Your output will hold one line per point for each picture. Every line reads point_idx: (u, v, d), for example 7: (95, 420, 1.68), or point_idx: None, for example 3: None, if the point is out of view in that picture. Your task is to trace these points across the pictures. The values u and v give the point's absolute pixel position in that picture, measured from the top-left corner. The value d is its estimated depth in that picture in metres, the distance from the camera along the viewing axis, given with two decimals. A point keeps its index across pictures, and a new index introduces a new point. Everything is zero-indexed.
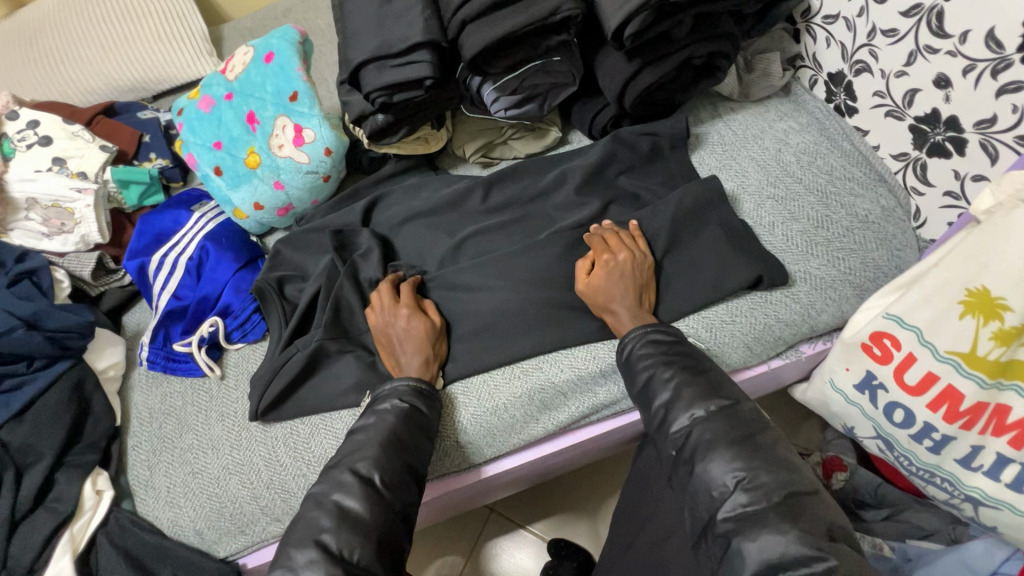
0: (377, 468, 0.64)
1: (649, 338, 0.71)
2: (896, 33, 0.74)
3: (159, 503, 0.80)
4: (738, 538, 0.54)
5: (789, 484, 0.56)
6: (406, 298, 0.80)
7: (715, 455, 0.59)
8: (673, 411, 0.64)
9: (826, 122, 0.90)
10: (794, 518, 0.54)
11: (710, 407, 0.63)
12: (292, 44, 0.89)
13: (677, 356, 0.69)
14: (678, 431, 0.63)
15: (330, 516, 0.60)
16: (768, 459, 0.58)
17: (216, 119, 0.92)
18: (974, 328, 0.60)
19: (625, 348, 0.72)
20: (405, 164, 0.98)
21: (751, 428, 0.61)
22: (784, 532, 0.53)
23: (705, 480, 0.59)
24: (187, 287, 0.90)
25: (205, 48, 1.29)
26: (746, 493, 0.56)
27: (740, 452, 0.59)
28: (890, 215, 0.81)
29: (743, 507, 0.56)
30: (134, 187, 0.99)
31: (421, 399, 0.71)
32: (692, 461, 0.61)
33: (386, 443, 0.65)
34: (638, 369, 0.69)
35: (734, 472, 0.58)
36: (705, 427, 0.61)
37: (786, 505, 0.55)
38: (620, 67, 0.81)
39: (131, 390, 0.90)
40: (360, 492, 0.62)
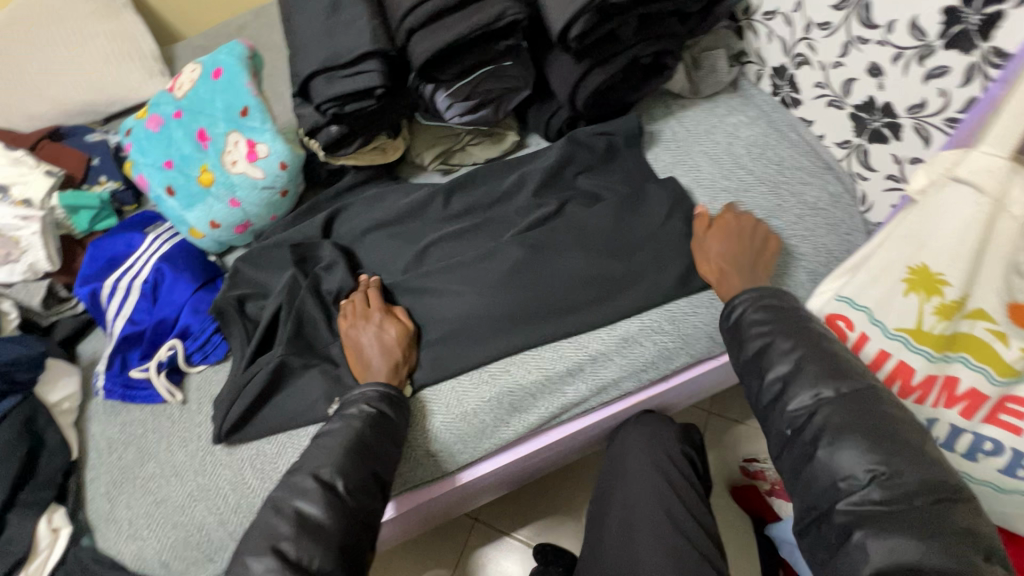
0: (340, 474, 0.63)
1: (762, 303, 0.69)
2: (830, 26, 0.77)
3: (121, 537, 0.77)
4: (860, 533, 0.53)
5: (934, 487, 0.52)
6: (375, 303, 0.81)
7: (846, 444, 0.56)
8: (792, 386, 0.61)
9: (774, 114, 0.93)
10: (934, 528, 0.51)
11: (839, 388, 0.59)
12: (240, 59, 0.88)
13: (796, 326, 0.66)
14: (797, 409, 0.60)
15: (290, 524, 0.60)
16: (910, 456, 0.54)
17: (166, 138, 0.90)
18: (918, 304, 0.62)
19: (734, 310, 0.70)
20: (364, 175, 0.98)
21: (889, 419, 0.56)
22: (920, 538, 0.50)
23: (829, 469, 0.56)
24: (144, 311, 0.88)
25: (156, 68, 1.26)
26: (882, 491, 0.53)
27: (874, 445, 0.55)
28: (838, 201, 0.84)
29: (874, 504, 0.53)
30: (85, 212, 0.96)
31: (390, 404, 0.70)
32: (814, 447, 0.58)
33: (351, 448, 0.65)
34: (751, 336, 0.67)
35: (868, 466, 0.54)
36: (832, 411, 0.58)
37: (933, 509, 0.51)
38: (569, 69, 0.82)
39: (88, 421, 0.86)
40: (322, 498, 0.62)
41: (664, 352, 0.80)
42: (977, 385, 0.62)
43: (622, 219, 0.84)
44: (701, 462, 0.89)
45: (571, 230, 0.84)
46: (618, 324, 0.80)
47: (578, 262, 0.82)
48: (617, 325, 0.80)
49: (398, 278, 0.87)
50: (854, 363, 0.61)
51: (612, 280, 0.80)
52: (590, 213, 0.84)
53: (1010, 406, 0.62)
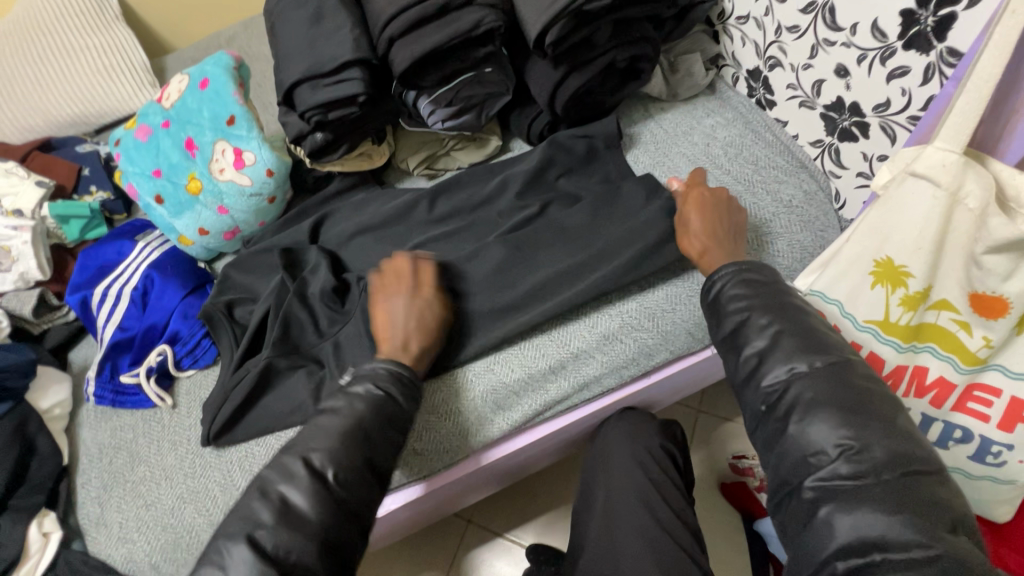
0: (331, 463, 0.62)
1: (744, 277, 0.66)
2: (798, 29, 0.80)
3: (112, 540, 0.78)
4: (828, 508, 0.51)
5: (906, 461, 0.51)
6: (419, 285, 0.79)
7: (817, 419, 0.54)
8: (768, 362, 0.59)
9: (750, 116, 0.95)
10: (904, 503, 0.49)
11: (814, 362, 0.57)
12: (226, 69, 0.90)
13: (776, 299, 0.63)
14: (771, 384, 0.58)
15: (271, 511, 0.60)
16: (881, 430, 0.52)
17: (154, 147, 0.92)
18: (885, 296, 0.64)
19: (714, 285, 0.67)
20: (351, 181, 0.99)
21: (862, 392, 0.55)
22: (888, 512, 0.49)
23: (801, 444, 0.54)
24: (134, 317, 0.89)
25: (146, 79, 1.28)
26: (851, 465, 0.51)
27: (848, 419, 0.53)
28: (812, 198, 0.86)
29: (843, 479, 0.51)
30: (75, 221, 0.98)
31: (398, 385, 0.69)
32: (787, 422, 0.56)
33: (349, 436, 0.64)
34: (728, 312, 0.64)
35: (838, 440, 0.52)
36: (806, 385, 0.56)
37: (903, 482, 0.50)
38: (547, 74, 0.85)
39: (79, 427, 0.87)
40: (307, 487, 0.61)
41: (644, 349, 0.81)
42: (943, 373, 0.65)
43: (602, 218, 0.86)
44: (683, 458, 0.90)
45: (551, 230, 0.86)
46: (598, 321, 0.82)
47: (559, 261, 0.83)
48: (596, 323, 0.82)
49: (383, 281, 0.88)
50: (833, 338, 0.59)
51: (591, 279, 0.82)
52: (571, 213, 0.86)
53: (977, 394, 0.65)
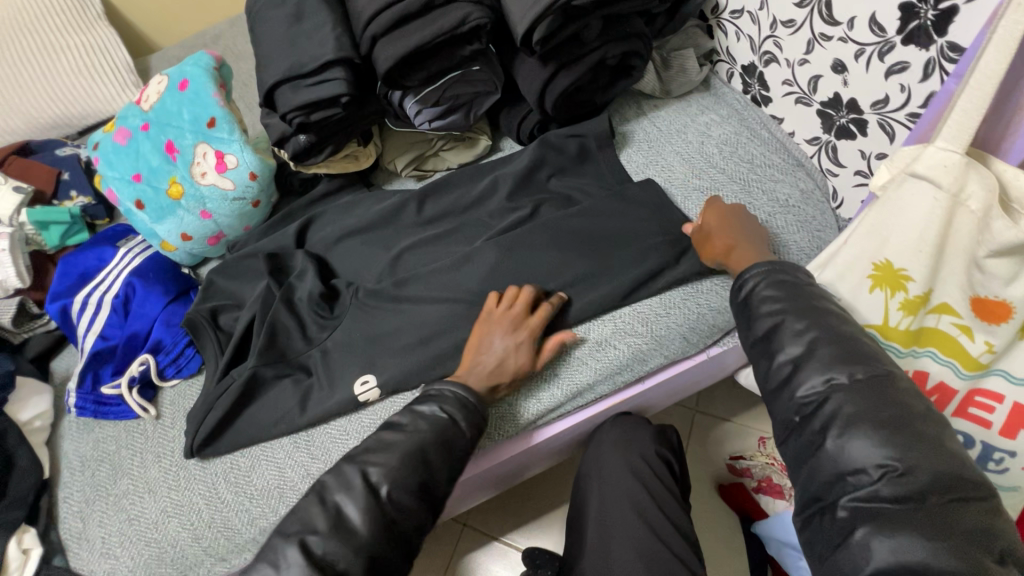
0: (388, 479, 0.62)
1: (776, 279, 0.64)
2: (794, 23, 0.77)
3: (94, 556, 0.76)
4: (866, 532, 0.50)
5: (951, 487, 0.49)
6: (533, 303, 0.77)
7: (857, 437, 0.52)
8: (803, 369, 0.57)
9: (745, 113, 0.93)
10: (949, 529, 0.48)
11: (854, 373, 0.55)
12: (205, 70, 0.87)
13: (808, 302, 0.61)
14: (807, 394, 0.56)
15: (327, 521, 0.60)
16: (926, 450, 0.50)
17: (133, 151, 0.90)
18: (884, 300, 0.62)
19: (745, 286, 0.65)
20: (338, 183, 0.97)
21: (910, 412, 0.52)
22: (930, 538, 0.48)
23: (837, 462, 0.53)
24: (115, 326, 0.87)
25: (130, 79, 1.25)
26: (893, 487, 0.50)
27: (892, 439, 0.51)
28: (809, 198, 0.84)
29: (882, 501, 0.50)
30: (55, 228, 0.96)
31: (464, 413, 0.68)
32: (823, 437, 0.54)
33: (409, 456, 0.64)
34: (760, 313, 0.62)
35: (881, 461, 0.51)
36: (845, 399, 0.54)
37: (948, 508, 0.49)
38: (536, 72, 0.82)
39: (61, 439, 0.85)
40: (363, 501, 0.61)
41: (639, 354, 0.79)
42: (944, 378, 0.63)
43: (596, 220, 0.83)
44: (679, 464, 0.89)
45: (544, 232, 0.83)
46: (590, 327, 0.80)
47: (551, 264, 0.81)
48: (587, 329, 0.80)
49: (371, 286, 0.86)
50: (872, 347, 0.57)
51: (582, 283, 0.80)
52: (563, 215, 0.84)
53: (978, 399, 0.62)
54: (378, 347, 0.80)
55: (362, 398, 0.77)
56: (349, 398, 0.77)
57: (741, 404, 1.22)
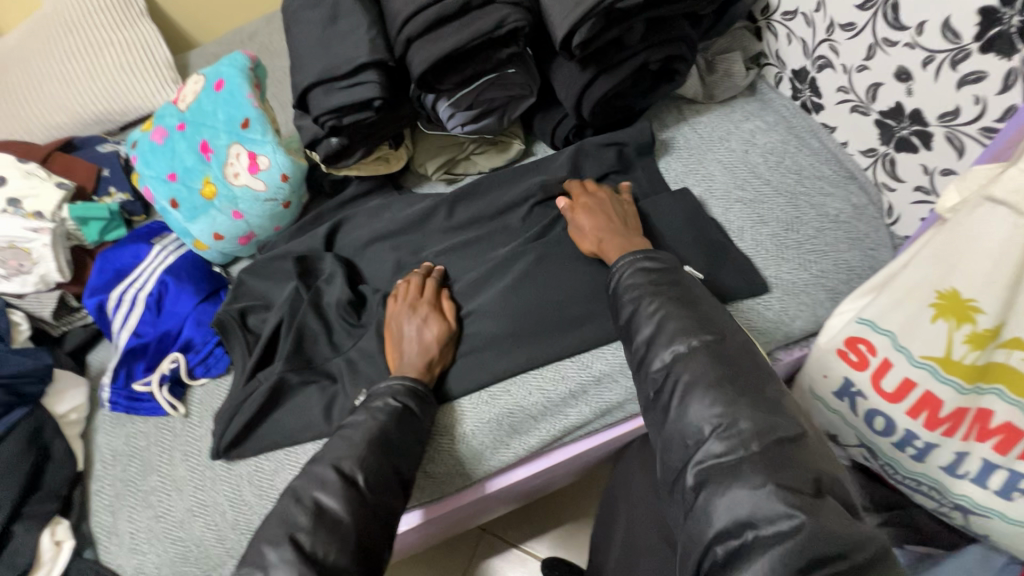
0: (360, 468, 0.62)
1: (638, 266, 0.68)
2: (853, 27, 0.72)
3: (122, 550, 0.77)
4: (707, 494, 0.53)
5: (771, 432, 0.54)
6: (427, 292, 0.80)
7: (695, 398, 0.57)
8: (655, 347, 0.62)
9: (793, 120, 0.88)
10: (771, 469, 0.52)
11: (693, 341, 0.60)
12: (242, 70, 0.87)
13: (664, 282, 0.66)
14: (658, 369, 0.61)
15: (308, 514, 0.59)
16: (749, 403, 0.56)
17: (169, 150, 0.90)
18: (947, 332, 0.58)
19: (614, 277, 0.69)
20: (368, 185, 0.96)
21: (737, 368, 0.59)
22: (755, 487, 0.51)
23: (681, 427, 0.57)
24: (148, 323, 0.88)
25: (169, 75, 1.27)
26: (721, 442, 0.54)
27: (720, 396, 0.57)
28: (862, 213, 0.79)
29: (716, 458, 0.54)
30: (94, 224, 0.97)
31: (415, 399, 0.70)
32: (671, 405, 0.59)
33: (372, 441, 0.64)
34: (624, 300, 0.67)
35: (713, 419, 0.56)
36: (687, 366, 0.59)
37: (769, 452, 0.53)
38: (573, 76, 0.79)
39: (94, 432, 0.87)
40: (342, 492, 0.60)
41: None
42: (1012, 420, 0.57)
43: None
44: None
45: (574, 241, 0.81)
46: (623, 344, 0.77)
47: (584, 276, 0.79)
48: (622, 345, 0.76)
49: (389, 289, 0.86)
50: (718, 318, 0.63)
51: None
52: None
53: None
54: None
55: None
56: None
57: None
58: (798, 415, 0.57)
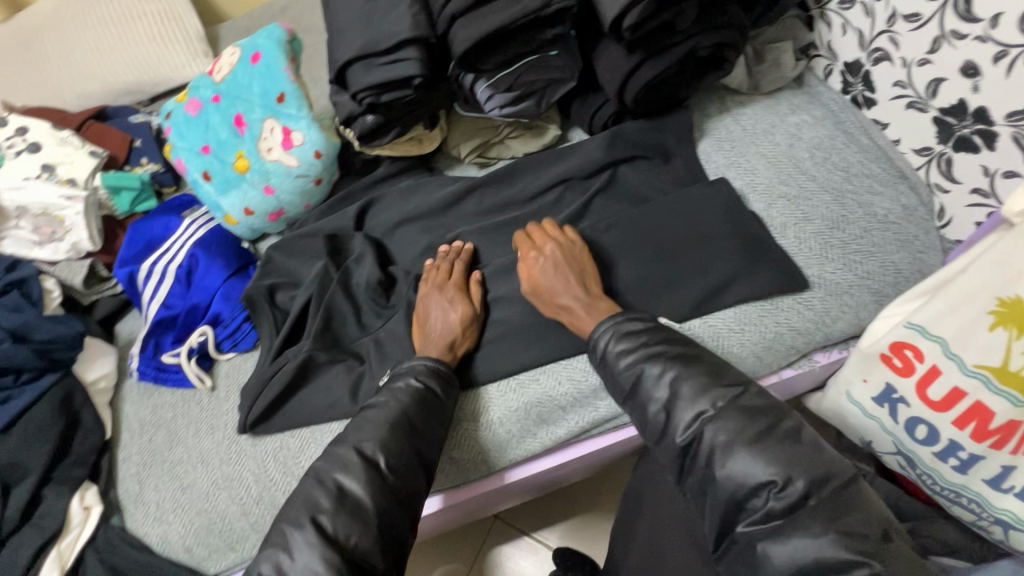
0: (382, 450, 0.62)
1: (624, 330, 0.67)
2: (918, 18, 0.69)
3: (149, 519, 0.78)
4: (766, 543, 0.54)
5: (825, 481, 0.54)
6: (455, 277, 0.79)
7: (738, 459, 0.56)
8: (675, 411, 0.61)
9: (842, 115, 0.85)
10: (833, 518, 0.53)
11: (716, 401, 0.59)
12: (279, 43, 0.85)
13: (658, 345, 0.65)
14: (685, 435, 0.60)
15: (330, 498, 0.59)
16: (792, 452, 0.56)
17: (203, 122, 0.90)
18: (1007, 341, 0.56)
19: (600, 346, 0.68)
20: (400, 166, 0.95)
21: (765, 419, 0.58)
22: (817, 535, 0.52)
23: (728, 487, 0.56)
24: (178, 296, 0.88)
25: (200, 48, 1.26)
26: (779, 500, 0.54)
27: (762, 451, 0.56)
28: (912, 214, 0.76)
29: (777, 514, 0.54)
30: (126, 194, 0.98)
31: (436, 379, 0.68)
32: (710, 470, 0.58)
33: (394, 425, 0.63)
34: (621, 371, 0.65)
35: (764, 478, 0.55)
36: (718, 427, 0.58)
37: (829, 501, 0.54)
38: (619, 61, 0.77)
39: (122, 401, 0.88)
40: (363, 473, 0.60)
41: None
42: None
43: (667, 223, 0.79)
44: None
45: (609, 231, 0.80)
46: None
47: (617, 269, 0.77)
48: None
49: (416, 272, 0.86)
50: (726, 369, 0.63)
51: (650, 289, 0.76)
52: (631, 215, 0.80)
53: None
54: None
55: None
56: None
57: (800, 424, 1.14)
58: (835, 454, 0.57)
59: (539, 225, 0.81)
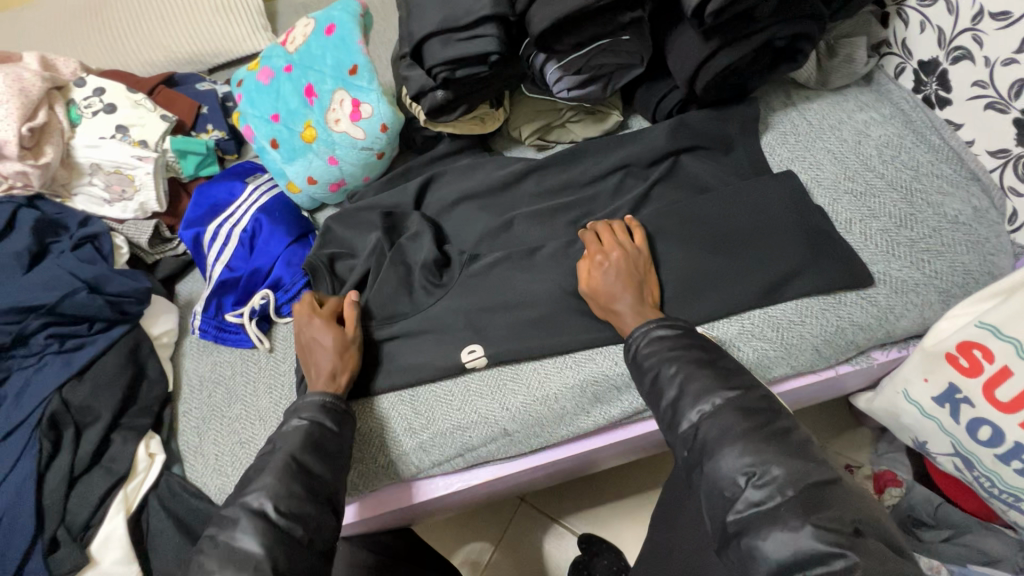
0: (269, 498, 0.60)
1: (655, 334, 0.69)
2: (1008, 17, 0.68)
3: (207, 470, 0.81)
4: (749, 537, 0.53)
5: (805, 475, 0.54)
6: (325, 309, 0.79)
7: (724, 450, 0.58)
8: (681, 409, 0.63)
9: (912, 114, 0.83)
10: (808, 511, 0.52)
11: (716, 400, 0.61)
12: (353, 16, 0.88)
13: (684, 350, 0.67)
14: (687, 427, 0.62)
15: (217, 559, 0.56)
16: (777, 449, 0.56)
17: (274, 91, 0.92)
18: None
19: (631, 347, 0.70)
20: (459, 145, 0.96)
21: (763, 416, 0.59)
22: (795, 529, 0.52)
23: (715, 479, 0.57)
24: (241, 259, 0.91)
25: (261, 23, 1.25)
26: (756, 490, 0.54)
27: (750, 445, 0.57)
28: (983, 216, 0.75)
29: (753, 506, 0.54)
30: (191, 158, 1.00)
31: (326, 414, 0.69)
32: (701, 459, 0.59)
33: (282, 469, 0.62)
34: (644, 369, 0.67)
35: (744, 467, 0.56)
36: (712, 424, 0.60)
37: (806, 494, 0.53)
38: (694, 47, 0.77)
39: (183, 357, 0.91)
40: (252, 527, 0.58)
41: (764, 360, 0.74)
42: None
43: (730, 213, 0.79)
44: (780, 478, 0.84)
45: (669, 217, 0.80)
46: (715, 324, 0.75)
47: (677, 257, 0.78)
48: (713, 327, 0.75)
49: (472, 249, 0.87)
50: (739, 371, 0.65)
51: (712, 277, 0.76)
52: (692, 203, 0.81)
53: None
54: (488, 317, 0.80)
55: (469, 364, 0.78)
56: (455, 362, 0.78)
57: (839, 426, 1.12)
58: (825, 458, 0.57)
59: (608, 220, 0.82)
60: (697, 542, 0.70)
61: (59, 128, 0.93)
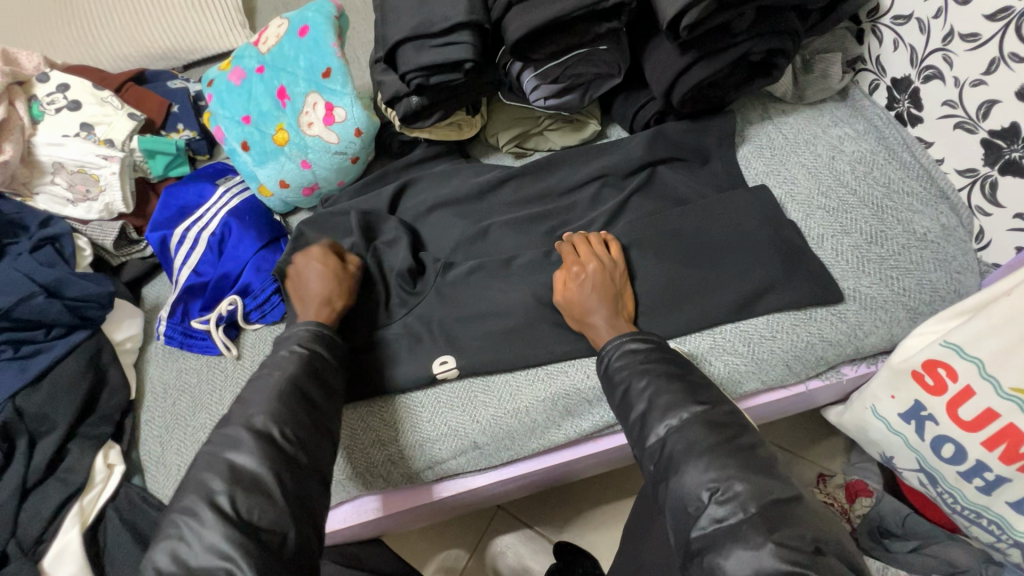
0: (275, 423, 0.58)
1: (627, 348, 0.68)
2: (976, 38, 0.69)
3: (168, 480, 0.79)
4: (711, 555, 0.53)
5: (767, 492, 0.54)
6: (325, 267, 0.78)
7: (689, 466, 0.57)
8: (649, 422, 0.62)
9: (886, 131, 0.84)
10: (771, 529, 0.52)
11: (683, 414, 0.61)
12: (327, 18, 0.86)
13: (657, 364, 0.66)
14: (653, 442, 0.61)
15: (222, 477, 0.54)
16: (743, 466, 0.56)
17: (246, 92, 0.90)
18: None
19: (603, 359, 0.69)
20: (437, 150, 0.95)
21: (732, 434, 0.59)
22: (757, 547, 0.51)
23: (680, 495, 0.57)
24: (208, 264, 0.87)
25: (238, 19, 1.22)
26: (720, 506, 0.54)
27: (715, 461, 0.57)
28: (951, 234, 0.76)
29: (718, 522, 0.54)
30: (160, 158, 0.97)
31: (323, 344, 0.68)
32: (667, 475, 0.59)
33: (286, 394, 0.60)
34: (615, 382, 0.67)
35: (708, 483, 0.56)
36: (679, 439, 0.59)
37: (767, 512, 0.53)
38: (672, 59, 0.77)
39: (147, 363, 0.89)
40: (256, 447, 0.56)
41: (735, 374, 0.74)
42: None
43: (706, 227, 0.79)
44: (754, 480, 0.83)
45: (645, 229, 0.80)
46: (687, 339, 0.75)
47: (652, 269, 0.78)
48: (685, 340, 0.75)
49: (446, 257, 0.86)
50: (708, 387, 0.64)
51: (686, 292, 0.76)
52: (668, 216, 0.80)
53: None
54: (461, 327, 0.79)
55: (440, 375, 0.76)
56: (426, 372, 0.76)
57: (811, 436, 1.12)
58: (791, 476, 0.57)
59: (585, 231, 0.81)
60: (665, 555, 0.70)
61: (19, 125, 0.90)
